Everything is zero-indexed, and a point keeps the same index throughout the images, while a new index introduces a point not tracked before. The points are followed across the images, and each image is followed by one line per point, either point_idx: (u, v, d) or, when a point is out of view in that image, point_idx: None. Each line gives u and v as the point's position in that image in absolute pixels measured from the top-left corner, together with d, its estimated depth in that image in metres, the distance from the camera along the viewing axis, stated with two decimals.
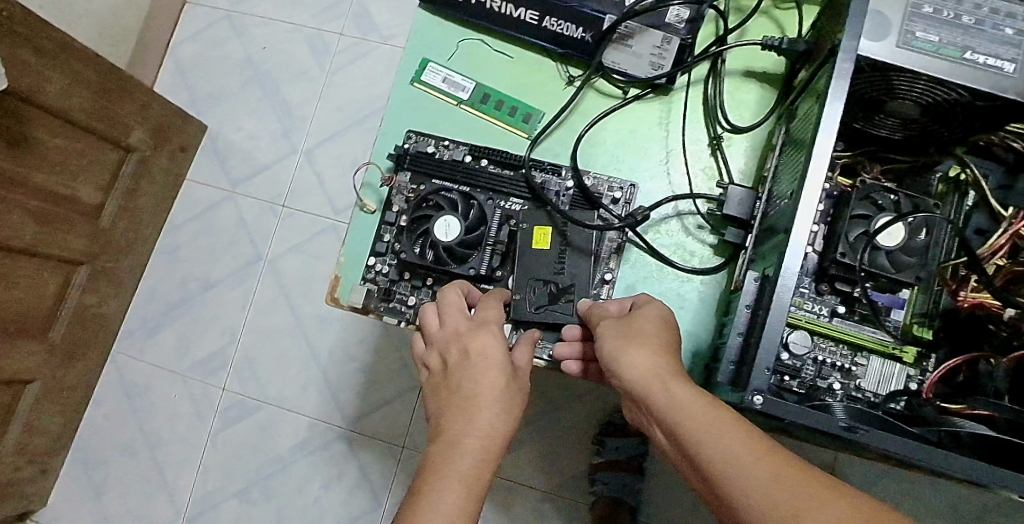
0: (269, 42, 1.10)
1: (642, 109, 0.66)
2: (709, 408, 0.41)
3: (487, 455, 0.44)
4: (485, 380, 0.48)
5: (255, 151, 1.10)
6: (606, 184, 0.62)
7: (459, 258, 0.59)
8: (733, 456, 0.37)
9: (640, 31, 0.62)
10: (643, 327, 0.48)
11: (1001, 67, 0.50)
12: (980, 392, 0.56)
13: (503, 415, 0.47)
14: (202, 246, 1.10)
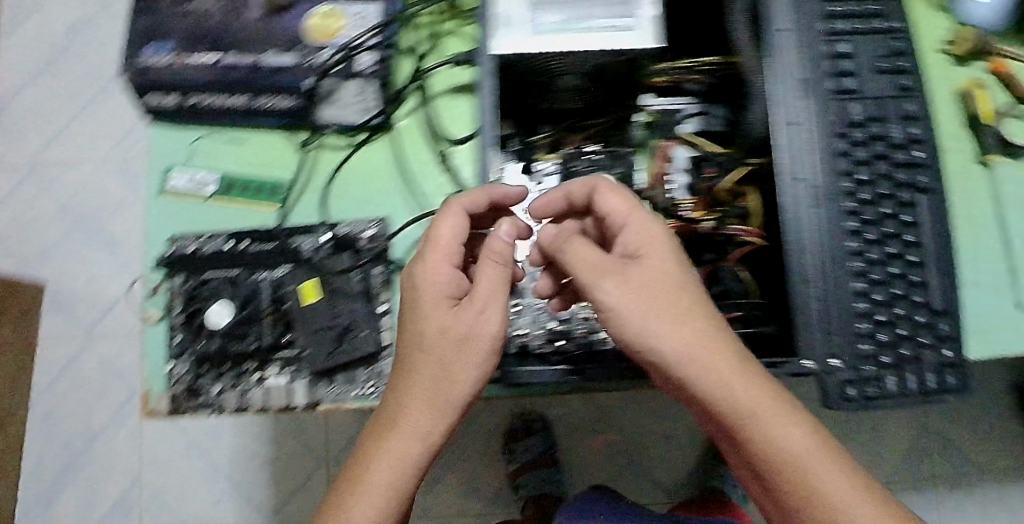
0: (75, 187, 1.13)
1: (369, 150, 0.67)
2: (717, 342, 0.42)
3: (426, 437, 0.46)
4: (422, 359, 0.47)
5: (98, 293, 1.12)
6: (358, 227, 0.66)
7: (239, 337, 0.66)
8: (750, 400, 0.41)
9: (339, 85, 0.66)
10: (652, 253, 0.46)
11: (619, 25, 0.55)
12: (728, 292, 0.63)
13: (434, 395, 0.46)
14: (69, 406, 1.10)
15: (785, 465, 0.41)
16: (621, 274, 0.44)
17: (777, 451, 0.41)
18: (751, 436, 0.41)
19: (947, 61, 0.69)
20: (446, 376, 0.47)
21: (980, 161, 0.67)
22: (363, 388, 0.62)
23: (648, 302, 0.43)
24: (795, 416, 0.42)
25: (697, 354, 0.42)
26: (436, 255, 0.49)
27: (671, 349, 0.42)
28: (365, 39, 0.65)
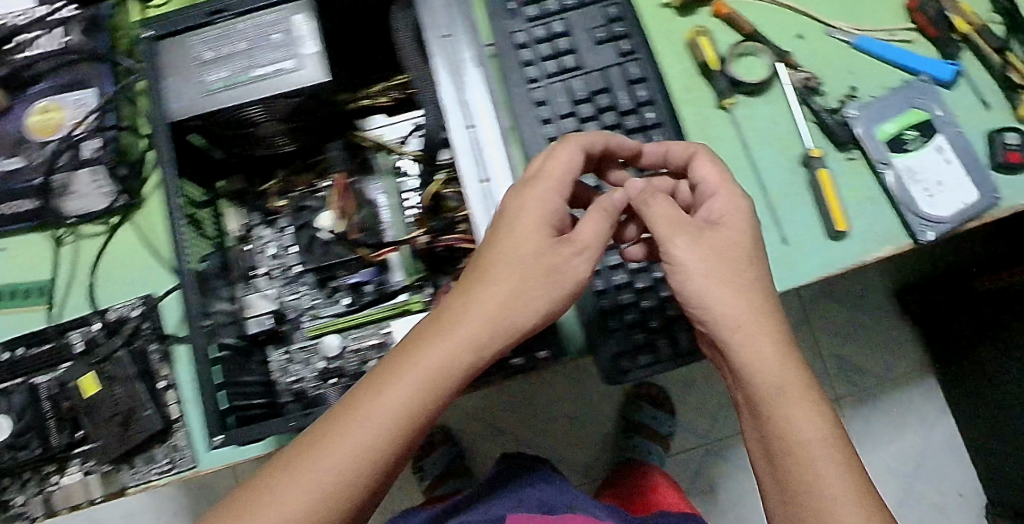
0: None
1: (119, 236, 0.67)
2: (758, 325, 0.49)
3: (491, 338, 0.45)
4: (469, 321, 0.44)
5: None
6: (123, 310, 0.66)
7: (24, 446, 0.65)
8: (776, 384, 0.48)
9: (71, 176, 0.66)
10: (732, 221, 0.52)
11: (284, 67, 0.54)
12: None
13: (511, 302, 0.45)
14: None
15: (803, 451, 0.46)
16: (694, 235, 0.51)
17: (808, 440, 0.46)
18: (774, 417, 0.47)
19: (671, 16, 0.69)
20: (498, 310, 0.45)
21: (720, 107, 0.68)
22: (161, 465, 0.64)
23: (716, 271, 0.50)
24: (807, 404, 0.47)
25: (738, 339, 0.49)
26: (514, 234, 0.47)
27: (733, 316, 0.49)
28: (84, 127, 0.66)
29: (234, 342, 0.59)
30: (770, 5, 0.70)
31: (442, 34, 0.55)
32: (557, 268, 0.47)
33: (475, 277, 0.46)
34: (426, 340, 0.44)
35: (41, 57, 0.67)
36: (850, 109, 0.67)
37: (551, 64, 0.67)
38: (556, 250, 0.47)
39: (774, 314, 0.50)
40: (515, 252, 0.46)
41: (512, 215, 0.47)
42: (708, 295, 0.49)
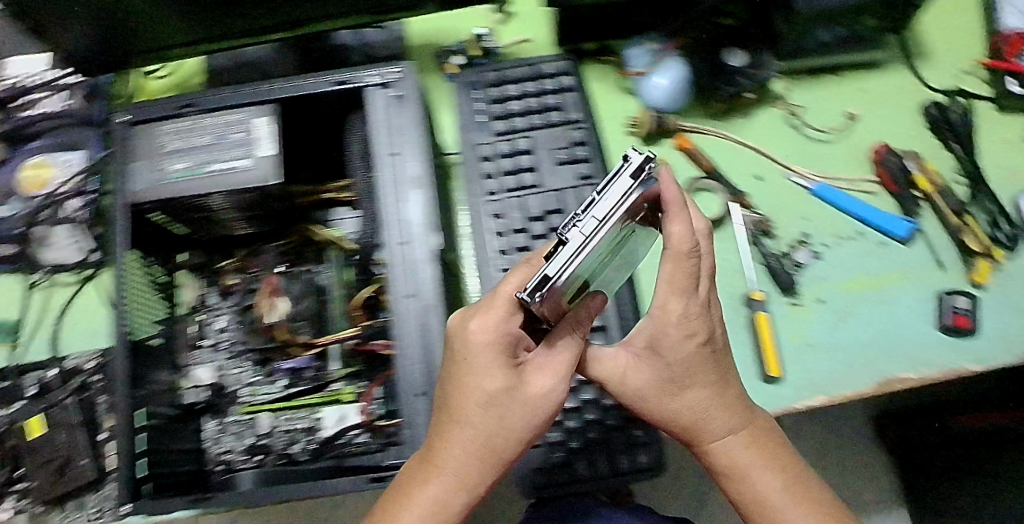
0: None
1: (87, 291, 0.72)
2: (717, 399, 0.49)
3: (477, 475, 0.45)
4: (455, 447, 0.45)
5: None
6: (83, 359, 0.71)
7: None
8: (694, 424, 0.49)
9: (50, 230, 0.70)
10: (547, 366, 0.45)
11: (238, 166, 0.58)
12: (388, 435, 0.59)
13: (472, 469, 0.45)
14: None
15: (759, 510, 0.50)
16: (634, 360, 0.49)
17: (765, 500, 0.49)
18: (709, 447, 0.50)
19: (633, 144, 0.71)
20: (474, 456, 0.45)
21: None
22: (92, 512, 0.68)
23: (664, 384, 0.48)
24: (768, 468, 0.50)
25: (712, 423, 0.49)
26: (460, 371, 0.44)
27: (685, 409, 0.49)
28: (71, 186, 0.70)
29: (169, 412, 0.62)
30: (736, 144, 0.72)
31: (388, 151, 0.58)
32: (499, 425, 0.44)
33: (445, 417, 0.46)
34: (395, 513, 0.46)
35: (40, 117, 0.72)
36: (536, 294, 0.37)
37: (510, 178, 0.69)
38: (492, 432, 0.44)
39: (726, 387, 0.50)
40: (490, 416, 0.44)
41: (466, 381, 0.44)
42: (677, 387, 0.48)
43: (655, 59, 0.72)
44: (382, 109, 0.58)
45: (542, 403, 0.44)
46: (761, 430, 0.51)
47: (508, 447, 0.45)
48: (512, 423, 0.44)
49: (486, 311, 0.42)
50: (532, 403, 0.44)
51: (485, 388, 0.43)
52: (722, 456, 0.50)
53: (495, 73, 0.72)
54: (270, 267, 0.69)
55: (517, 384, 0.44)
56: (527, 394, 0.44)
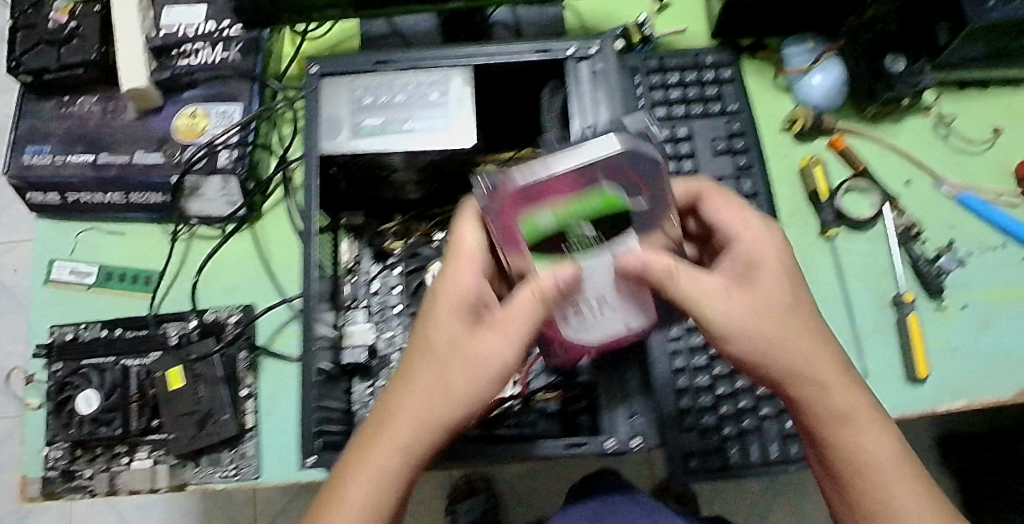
0: None
1: (235, 242, 0.71)
2: (801, 330, 0.42)
3: (416, 439, 0.42)
4: (419, 388, 0.42)
5: None
6: (223, 313, 0.69)
7: (104, 423, 0.67)
8: (785, 367, 0.42)
9: (202, 180, 0.69)
10: (438, 332, 0.43)
11: (438, 126, 0.58)
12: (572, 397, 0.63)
13: (421, 429, 0.42)
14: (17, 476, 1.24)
15: (862, 474, 0.42)
16: (727, 294, 0.41)
17: (861, 457, 0.42)
18: (798, 391, 0.42)
19: (789, 141, 0.73)
20: (427, 412, 0.42)
21: (822, 237, 0.71)
22: (227, 469, 0.66)
23: (761, 336, 0.41)
24: (868, 423, 0.42)
25: (807, 362, 0.42)
26: (441, 307, 0.43)
27: (763, 344, 0.41)
28: (227, 137, 0.68)
29: (332, 366, 0.60)
30: (886, 149, 0.74)
31: (585, 123, 0.58)
32: (443, 382, 0.42)
33: (399, 373, 0.45)
34: (356, 466, 0.42)
35: (199, 67, 0.71)
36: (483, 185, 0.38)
37: (671, 164, 0.70)
38: (432, 390, 0.42)
39: (813, 319, 0.43)
40: (438, 367, 0.42)
41: (431, 325, 0.43)
42: (741, 326, 0.41)
43: (815, 58, 0.73)
44: (584, 80, 0.58)
45: (482, 365, 0.41)
46: (847, 369, 0.43)
47: (449, 410, 0.42)
48: (453, 374, 0.42)
49: (458, 268, 0.44)
50: (471, 356, 0.41)
51: (445, 332, 0.43)
52: (820, 407, 0.42)
53: (656, 61, 0.73)
54: (431, 234, 0.68)
55: (457, 337, 0.42)
56: (502, 324, 0.40)
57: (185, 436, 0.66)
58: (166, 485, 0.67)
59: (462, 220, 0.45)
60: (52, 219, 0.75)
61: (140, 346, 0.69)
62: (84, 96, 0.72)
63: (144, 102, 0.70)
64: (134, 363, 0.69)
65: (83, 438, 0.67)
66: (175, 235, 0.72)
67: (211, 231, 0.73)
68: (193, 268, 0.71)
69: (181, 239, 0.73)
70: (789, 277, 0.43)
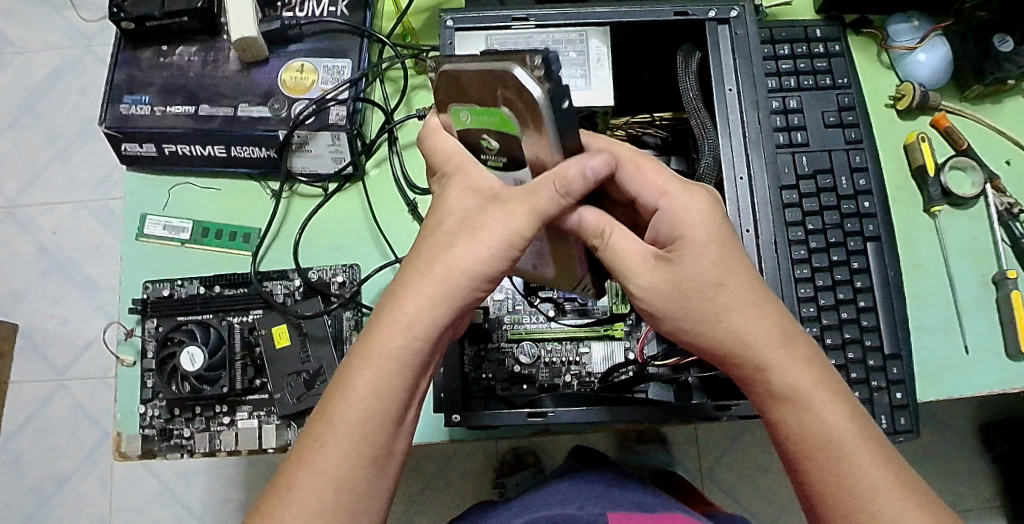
0: (57, 227, 1.28)
1: (339, 201, 0.71)
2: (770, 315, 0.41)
3: (419, 323, 0.38)
4: (422, 269, 0.39)
5: (72, 332, 1.24)
6: (328, 273, 0.68)
7: (208, 381, 0.64)
8: (763, 354, 0.40)
9: (311, 136, 0.67)
10: (445, 214, 0.40)
11: (576, 84, 0.56)
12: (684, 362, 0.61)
13: (431, 306, 0.38)
14: (56, 441, 1.22)
15: (816, 446, 0.39)
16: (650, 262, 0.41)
17: (819, 427, 0.39)
18: (771, 385, 0.40)
19: (892, 117, 0.74)
20: (426, 294, 0.38)
21: (927, 212, 0.72)
22: None
23: (692, 316, 0.41)
24: (847, 417, 0.39)
25: (750, 339, 0.40)
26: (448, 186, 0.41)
27: (728, 333, 0.41)
28: (337, 92, 0.67)
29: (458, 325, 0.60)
30: (989, 130, 0.74)
31: (725, 87, 0.56)
32: (446, 258, 0.38)
33: (408, 260, 0.41)
34: (358, 364, 0.38)
35: (305, 19, 0.70)
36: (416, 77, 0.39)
37: (781, 135, 0.70)
38: (435, 270, 0.38)
39: (723, 318, 0.41)
40: (447, 246, 0.39)
41: (439, 210, 0.41)
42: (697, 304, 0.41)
43: (922, 36, 0.73)
44: (724, 45, 0.57)
45: (489, 237, 0.38)
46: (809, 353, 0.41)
47: (450, 291, 0.38)
48: (460, 253, 0.38)
49: (459, 169, 0.41)
50: (480, 230, 0.38)
51: (454, 213, 0.40)
52: (758, 384, 0.41)
53: (767, 31, 0.73)
54: None
55: (467, 214, 0.39)
56: (517, 200, 0.38)
57: (292, 395, 0.64)
58: (273, 446, 0.64)
59: (431, 135, 0.42)
60: (145, 174, 0.74)
61: (241, 304, 0.67)
62: (183, 47, 0.71)
63: (250, 54, 0.68)
64: (235, 322, 0.68)
65: (184, 397, 0.64)
66: (276, 192, 0.71)
67: (314, 191, 0.72)
68: (295, 226, 0.71)
69: (283, 197, 0.72)
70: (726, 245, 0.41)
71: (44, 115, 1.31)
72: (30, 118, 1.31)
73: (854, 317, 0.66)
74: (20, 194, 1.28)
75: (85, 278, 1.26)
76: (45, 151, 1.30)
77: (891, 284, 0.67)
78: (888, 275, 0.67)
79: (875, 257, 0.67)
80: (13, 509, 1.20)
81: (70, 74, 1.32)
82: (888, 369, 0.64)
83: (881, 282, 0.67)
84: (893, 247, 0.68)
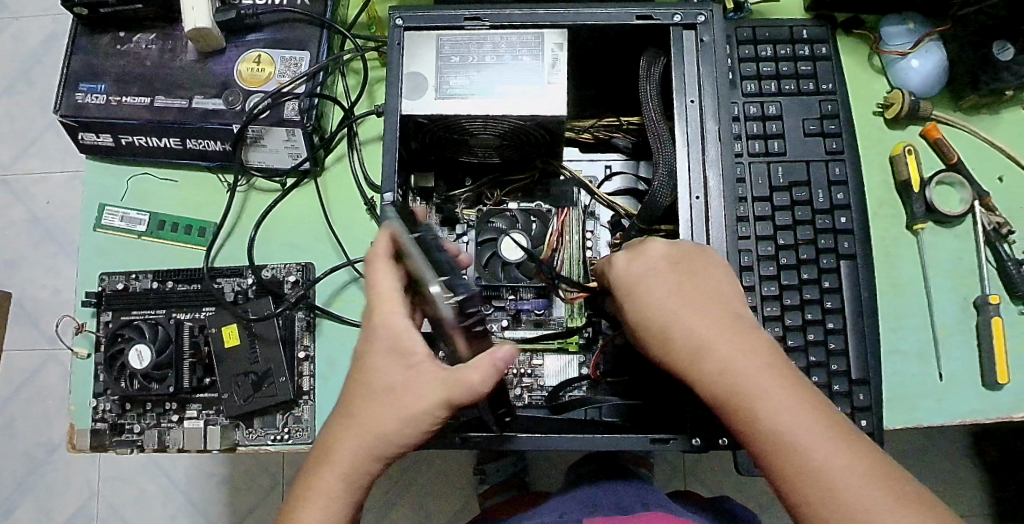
0: (50, 196, 1.16)
1: (296, 196, 0.69)
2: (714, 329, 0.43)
3: (364, 469, 0.43)
4: (360, 422, 0.43)
5: (65, 303, 1.14)
6: (282, 272, 0.67)
7: (156, 379, 0.64)
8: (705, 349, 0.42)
9: (266, 132, 0.65)
10: (379, 372, 0.44)
11: (531, 91, 0.54)
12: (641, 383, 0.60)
13: (364, 463, 0.43)
14: (45, 411, 1.12)
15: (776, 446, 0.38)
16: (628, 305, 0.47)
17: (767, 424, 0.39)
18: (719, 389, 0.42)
19: (880, 126, 0.70)
20: (368, 446, 0.43)
21: (909, 228, 0.68)
22: (279, 432, 0.64)
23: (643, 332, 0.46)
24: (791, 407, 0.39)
25: (698, 347, 0.43)
26: (381, 343, 0.44)
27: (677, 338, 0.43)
28: (294, 86, 0.65)
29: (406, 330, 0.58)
30: (983, 143, 0.69)
31: (686, 99, 0.54)
32: (385, 414, 0.43)
33: (340, 408, 0.45)
34: (300, 502, 0.43)
35: (264, 8, 0.68)
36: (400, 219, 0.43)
37: (757, 143, 0.66)
38: (372, 428, 0.43)
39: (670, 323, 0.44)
40: (375, 414, 0.43)
41: (373, 367, 0.44)
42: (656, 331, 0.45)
43: (917, 40, 0.68)
44: (689, 52, 0.55)
45: (416, 407, 0.42)
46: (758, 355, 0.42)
47: (391, 446, 0.43)
48: (391, 417, 0.43)
49: (389, 317, 0.44)
50: (405, 398, 0.42)
51: (380, 376, 0.44)
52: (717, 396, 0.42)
53: (749, 30, 0.69)
54: (504, 204, 0.65)
55: (395, 377, 0.43)
56: (434, 382, 0.42)
57: (241, 396, 0.64)
58: (220, 445, 0.64)
59: (373, 266, 0.45)
60: (105, 163, 0.72)
61: (194, 300, 0.67)
62: (141, 34, 0.69)
63: (206, 44, 0.66)
64: (189, 319, 0.67)
65: (133, 393, 0.64)
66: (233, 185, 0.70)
67: (273, 186, 0.70)
68: (253, 220, 0.69)
69: (240, 191, 0.70)
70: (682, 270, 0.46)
71: (38, 82, 1.19)
72: (24, 85, 1.18)
73: (821, 339, 0.62)
74: (12, 163, 1.16)
75: (76, 248, 1.15)
76: (38, 120, 1.17)
77: (862, 305, 0.64)
78: (860, 295, 0.64)
79: (848, 276, 0.64)
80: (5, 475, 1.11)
81: (63, 39, 1.19)
82: (854, 395, 0.61)
83: (854, 303, 0.63)
84: (868, 266, 0.65)
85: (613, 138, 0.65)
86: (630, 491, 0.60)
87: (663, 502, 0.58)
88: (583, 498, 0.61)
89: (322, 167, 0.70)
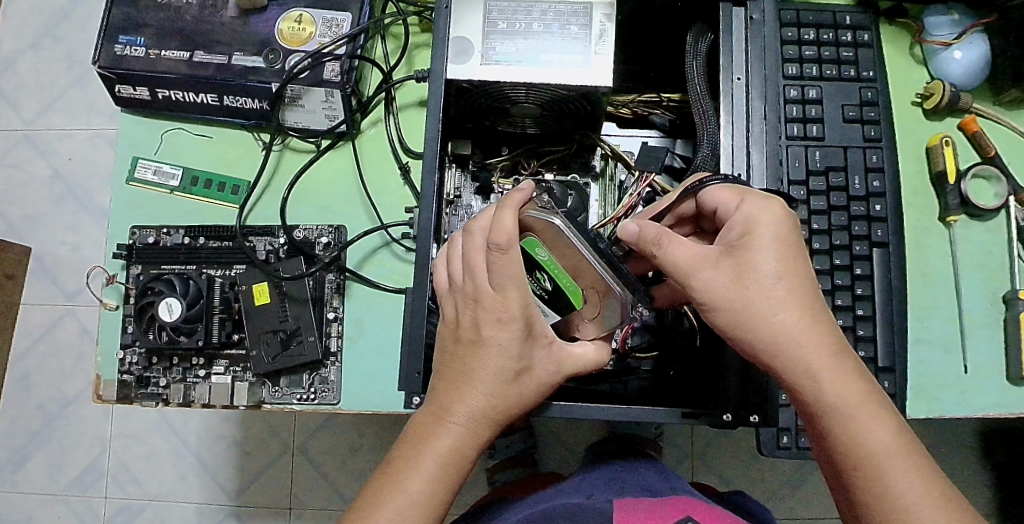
0: (74, 153, 1.16)
1: (330, 158, 0.69)
2: (810, 340, 0.42)
3: (480, 438, 0.44)
4: (479, 397, 0.43)
5: (83, 260, 1.14)
6: (314, 233, 0.67)
7: (185, 333, 0.64)
8: (829, 384, 0.42)
9: (304, 92, 0.65)
10: (500, 346, 0.43)
11: (578, 60, 0.53)
12: (671, 367, 0.60)
13: (474, 437, 0.44)
14: (62, 366, 1.12)
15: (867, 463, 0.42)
16: (717, 263, 0.43)
17: (856, 442, 0.42)
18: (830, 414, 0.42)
19: (918, 116, 0.70)
20: (488, 420, 0.44)
21: (942, 220, 0.68)
22: (305, 391, 0.65)
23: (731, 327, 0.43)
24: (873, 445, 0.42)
25: (820, 368, 0.42)
26: (503, 324, 0.43)
27: (790, 358, 0.42)
28: (334, 48, 0.65)
29: None
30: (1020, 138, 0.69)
31: (732, 76, 0.54)
32: (515, 390, 0.44)
33: (460, 375, 0.44)
34: (406, 472, 0.43)
35: None
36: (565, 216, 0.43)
37: (796, 126, 0.66)
38: (495, 401, 0.44)
39: (783, 336, 0.42)
40: (497, 391, 0.43)
41: (489, 345, 0.43)
42: (744, 323, 0.42)
43: (961, 32, 0.68)
44: (738, 29, 0.55)
45: (543, 385, 0.45)
46: (854, 389, 0.42)
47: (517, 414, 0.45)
48: (523, 392, 0.44)
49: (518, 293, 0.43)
50: (539, 377, 0.45)
51: (515, 358, 0.43)
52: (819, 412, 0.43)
53: (793, 13, 0.68)
54: (541, 174, 0.65)
55: (511, 361, 0.43)
56: (565, 362, 0.45)
57: (270, 353, 0.64)
58: (245, 402, 0.65)
59: (507, 253, 0.42)
60: (139, 117, 0.72)
61: (226, 257, 0.68)
62: None
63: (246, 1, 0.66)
64: (219, 275, 0.68)
65: (162, 346, 0.64)
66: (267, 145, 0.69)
67: (309, 147, 0.71)
68: (287, 179, 0.70)
69: (274, 152, 0.70)
70: (788, 246, 0.43)
71: (65, 39, 1.18)
72: (51, 42, 1.18)
73: (850, 325, 0.62)
74: (37, 117, 1.16)
75: (97, 206, 1.15)
76: (65, 74, 1.17)
77: (892, 295, 0.63)
78: (890, 284, 0.64)
79: (879, 265, 0.64)
80: (19, 426, 1.12)
81: None
82: (880, 381, 0.62)
83: (883, 291, 0.63)
84: (900, 255, 0.65)
85: (654, 112, 0.65)
86: (653, 475, 0.61)
87: (688, 486, 0.60)
88: (605, 476, 0.62)
89: (358, 130, 0.70)
